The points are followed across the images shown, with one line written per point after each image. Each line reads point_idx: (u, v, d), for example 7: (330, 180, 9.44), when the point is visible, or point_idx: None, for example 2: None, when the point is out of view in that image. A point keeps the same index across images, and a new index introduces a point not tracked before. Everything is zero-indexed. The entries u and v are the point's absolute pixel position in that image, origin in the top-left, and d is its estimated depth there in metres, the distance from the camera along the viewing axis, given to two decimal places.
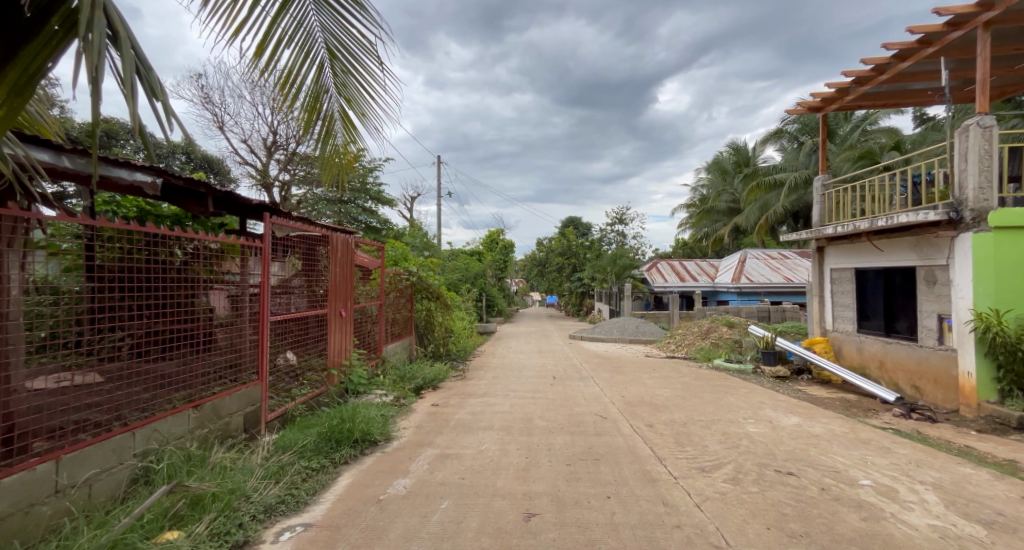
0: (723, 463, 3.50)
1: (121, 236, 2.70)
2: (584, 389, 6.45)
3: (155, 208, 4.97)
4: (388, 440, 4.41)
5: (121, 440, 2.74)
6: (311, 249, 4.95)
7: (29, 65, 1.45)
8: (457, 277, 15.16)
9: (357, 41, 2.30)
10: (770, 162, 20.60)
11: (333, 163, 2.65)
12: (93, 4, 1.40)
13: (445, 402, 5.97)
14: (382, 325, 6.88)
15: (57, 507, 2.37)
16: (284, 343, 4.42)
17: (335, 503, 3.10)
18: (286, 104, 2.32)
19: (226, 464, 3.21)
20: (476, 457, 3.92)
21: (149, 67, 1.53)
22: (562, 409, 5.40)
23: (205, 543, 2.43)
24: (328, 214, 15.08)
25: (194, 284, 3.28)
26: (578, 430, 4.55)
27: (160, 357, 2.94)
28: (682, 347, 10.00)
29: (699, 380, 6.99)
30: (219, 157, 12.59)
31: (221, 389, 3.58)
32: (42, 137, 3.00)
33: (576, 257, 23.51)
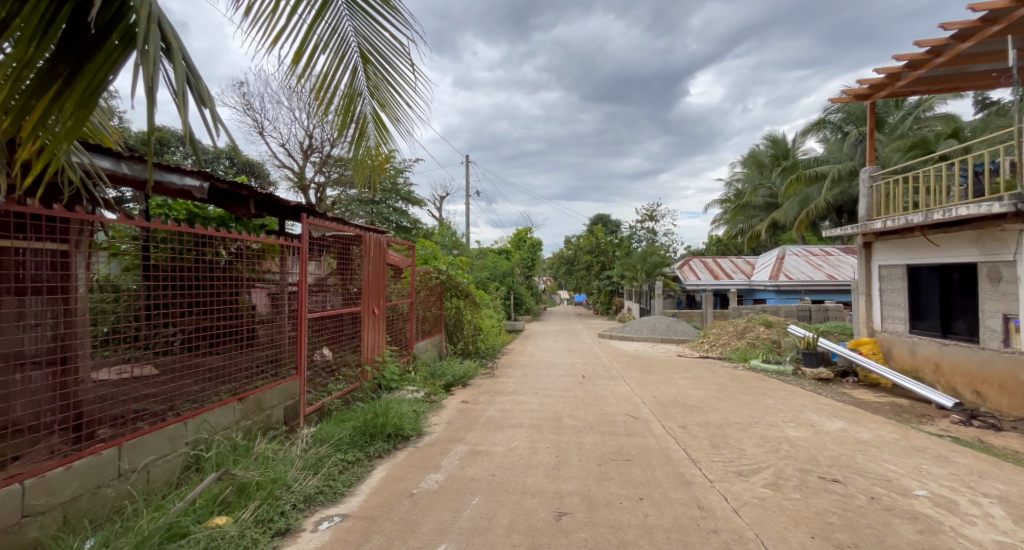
0: (762, 468, 3.38)
1: (173, 237, 2.86)
2: (614, 389, 6.37)
3: (202, 210, 5.24)
4: (420, 436, 4.49)
5: (175, 430, 2.90)
6: (345, 249, 5.09)
7: (92, 78, 1.55)
8: (485, 275, 15.27)
9: (389, 45, 2.39)
10: (811, 154, 19.67)
11: (366, 165, 2.71)
12: (148, 18, 1.49)
13: (475, 399, 6.02)
14: (412, 322, 7.01)
15: (121, 489, 2.55)
16: (321, 340, 4.57)
17: (370, 495, 3.19)
18: (322, 108, 2.39)
19: (268, 454, 3.35)
20: (506, 454, 3.94)
21: (199, 77, 1.61)
22: (592, 408, 5.35)
23: (251, 529, 2.55)
24: (361, 215, 15.50)
25: (238, 283, 3.45)
26: (608, 429, 4.51)
27: (209, 352, 3.10)
28: (716, 348, 9.72)
29: (735, 381, 6.77)
30: (259, 161, 13.14)
31: (263, 383, 3.74)
32: (104, 146, 3.22)
33: (606, 255, 23.24)
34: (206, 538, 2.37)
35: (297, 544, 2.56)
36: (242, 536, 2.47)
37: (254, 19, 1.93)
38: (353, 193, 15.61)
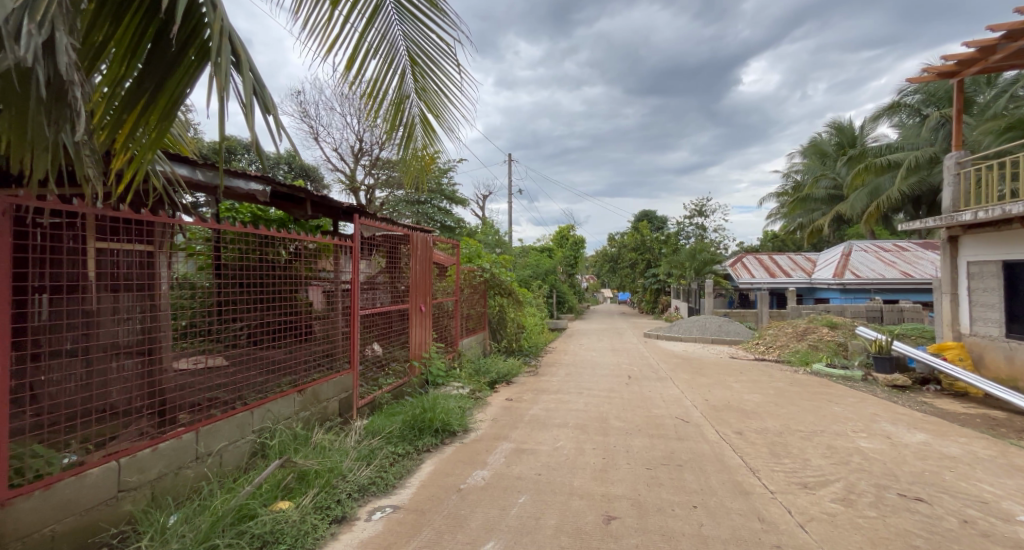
0: (830, 481, 3.15)
1: (241, 238, 3.06)
2: (662, 390, 6.18)
3: (265, 212, 5.59)
4: (466, 432, 4.56)
5: (244, 418, 3.11)
6: (394, 248, 5.25)
7: (172, 94, 1.69)
8: (528, 273, 15.29)
9: (436, 46, 2.44)
10: (883, 141, 18.15)
11: (413, 166, 2.76)
12: (220, 33, 1.59)
13: (518, 397, 6.03)
14: (457, 319, 7.13)
15: (199, 471, 2.76)
16: (372, 336, 4.73)
17: (420, 488, 3.27)
18: (373, 113, 2.47)
19: (325, 443, 3.52)
20: (552, 454, 3.92)
21: (265, 87, 1.70)
22: (640, 410, 5.22)
23: (311, 514, 2.69)
24: (407, 215, 15.97)
25: (296, 281, 3.64)
26: (658, 433, 4.37)
27: (271, 346, 3.29)
28: (774, 349, 9.18)
29: (796, 386, 6.37)
30: (314, 165, 13.83)
31: (319, 375, 3.92)
32: (182, 154, 3.49)
33: (652, 252, 22.58)
34: (272, 521, 2.53)
35: (353, 532, 2.67)
36: (303, 521, 2.61)
37: (311, 31, 2.04)
38: (400, 193, 16.10)
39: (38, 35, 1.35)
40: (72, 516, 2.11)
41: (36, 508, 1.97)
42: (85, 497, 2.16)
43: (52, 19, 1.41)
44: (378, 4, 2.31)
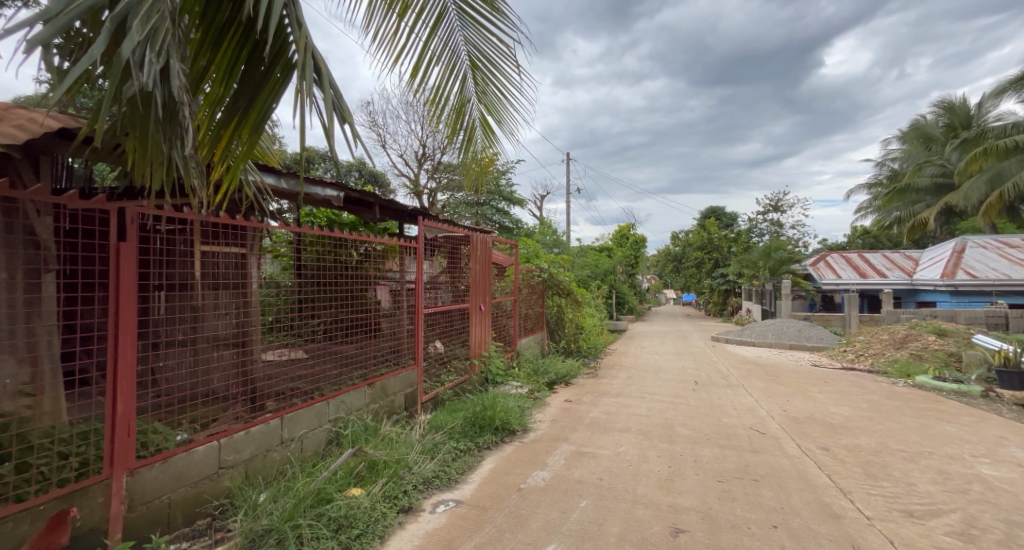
0: (943, 511, 2.79)
1: (319, 240, 3.26)
2: (734, 398, 5.81)
3: (338, 216, 5.96)
4: (526, 431, 4.56)
5: (321, 408, 3.33)
6: (455, 248, 5.38)
7: (261, 109, 1.85)
8: (586, 273, 15.14)
9: (497, 49, 2.47)
10: (1005, 120, 15.81)
11: (473, 168, 2.80)
12: (304, 51, 1.71)
13: (578, 399, 5.94)
14: (516, 319, 7.18)
15: (283, 454, 3.00)
16: (434, 333, 4.88)
17: (481, 485, 3.31)
18: (435, 119, 2.54)
19: (393, 435, 3.67)
20: (613, 459, 3.82)
21: (342, 99, 1.82)
22: (708, 418, 4.95)
23: (380, 503, 2.82)
24: (467, 217, 16.36)
25: (366, 280, 3.83)
26: (729, 443, 4.12)
27: (344, 341, 3.49)
28: (866, 359, 8.31)
29: (894, 399, 5.72)
30: (382, 171, 14.63)
31: (387, 370, 4.11)
32: (269, 164, 3.82)
33: (720, 251, 21.34)
34: (346, 506, 2.68)
35: (418, 523, 2.76)
36: (373, 509, 2.74)
37: (380, 45, 2.15)
38: (461, 195, 16.52)
39: (157, 63, 1.52)
40: (183, 487, 2.39)
41: (155, 478, 2.26)
42: (193, 471, 2.43)
43: (167, 48, 1.59)
44: (442, 11, 2.38)
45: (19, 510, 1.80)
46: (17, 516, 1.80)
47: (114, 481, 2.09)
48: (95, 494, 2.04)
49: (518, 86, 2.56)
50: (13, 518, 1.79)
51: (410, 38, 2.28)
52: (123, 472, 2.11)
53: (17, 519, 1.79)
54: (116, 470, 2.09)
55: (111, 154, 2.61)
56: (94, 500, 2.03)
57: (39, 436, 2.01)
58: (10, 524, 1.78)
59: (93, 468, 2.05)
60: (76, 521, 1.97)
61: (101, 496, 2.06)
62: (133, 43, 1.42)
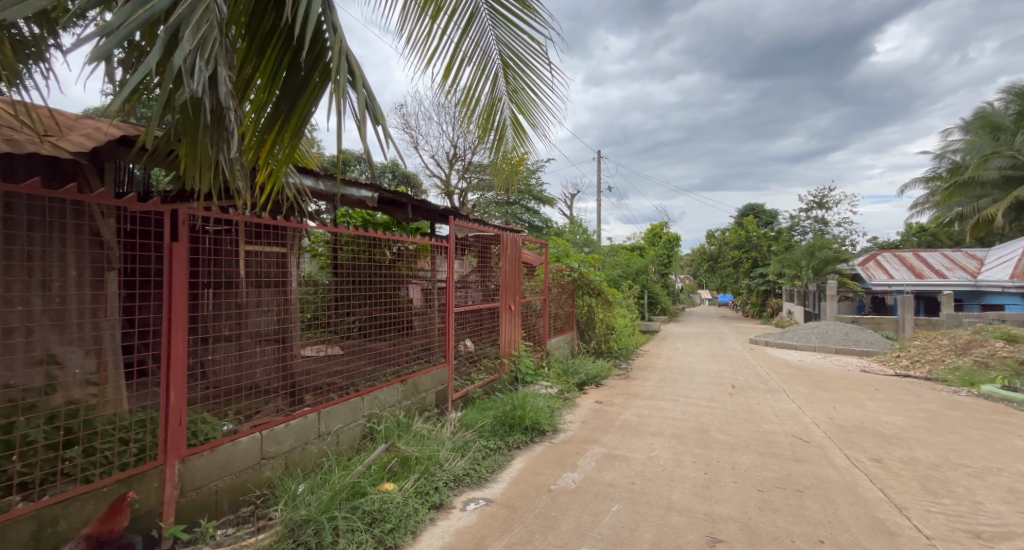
0: (1014, 534, 2.56)
1: (354, 239, 3.33)
2: (774, 403, 5.57)
3: (372, 216, 6.10)
4: (556, 432, 4.51)
5: (356, 403, 3.41)
6: (485, 248, 5.39)
7: (300, 112, 1.90)
8: (617, 273, 14.92)
9: (529, 48, 2.44)
10: None
11: (503, 168, 2.78)
12: (340, 53, 1.74)
13: (609, 400, 5.84)
14: (546, 318, 7.13)
15: (320, 447, 3.08)
16: (464, 332, 4.91)
17: (511, 485, 3.30)
18: (466, 119, 2.53)
19: (424, 431, 3.71)
20: (646, 463, 3.73)
21: (376, 100, 1.84)
22: (746, 423, 4.76)
23: (412, 498, 2.85)
24: (497, 217, 16.45)
25: (398, 279, 3.88)
26: (770, 451, 3.94)
27: (377, 338, 3.55)
28: (922, 365, 7.79)
29: (955, 410, 5.32)
30: (414, 172, 14.91)
31: (419, 367, 4.16)
32: (308, 167, 3.95)
33: (759, 250, 20.51)
34: (380, 500, 2.72)
35: (449, 520, 2.78)
36: (405, 504, 2.77)
37: (413, 48, 2.17)
38: (491, 195, 16.56)
39: (206, 69, 1.58)
40: (229, 475, 2.49)
41: (204, 466, 2.37)
42: (238, 460, 2.53)
43: (215, 56, 1.65)
44: (473, 11, 2.38)
45: (84, 492, 1.94)
46: (82, 498, 1.94)
47: (167, 468, 2.21)
48: (151, 478, 2.17)
49: (549, 84, 2.53)
50: (80, 499, 1.93)
51: (442, 40, 2.29)
52: (175, 459, 2.23)
53: (83, 499, 1.94)
54: (169, 457, 2.21)
55: (165, 159, 2.75)
56: (149, 484, 2.15)
57: (103, 422, 2.15)
58: (77, 504, 1.92)
59: (149, 454, 2.18)
60: (133, 504, 2.11)
61: (155, 480, 2.18)
62: (184, 51, 1.48)
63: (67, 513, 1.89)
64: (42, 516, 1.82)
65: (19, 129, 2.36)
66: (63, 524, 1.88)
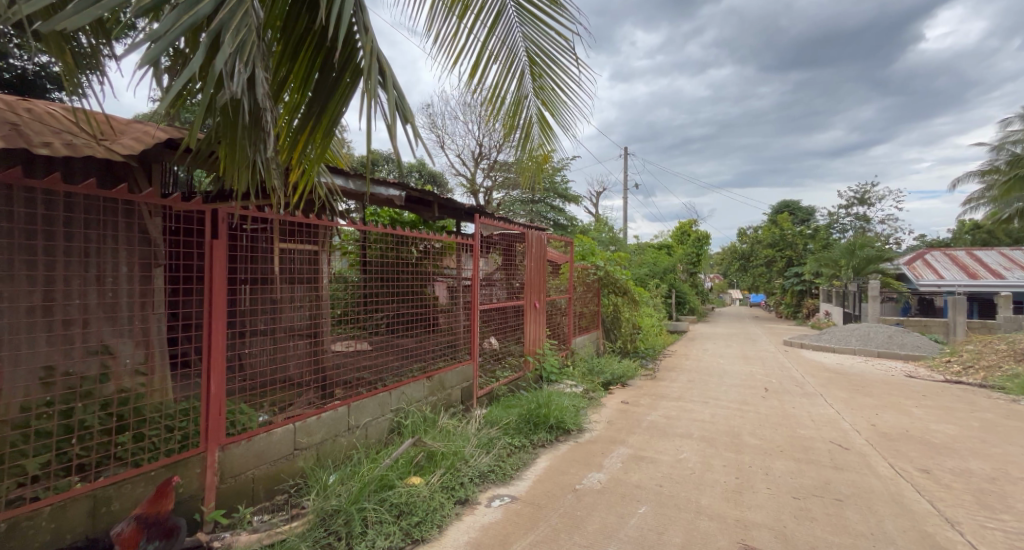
0: None
1: (383, 237, 3.37)
2: (810, 408, 5.35)
3: (399, 215, 6.21)
4: (581, 432, 4.46)
5: (384, 398, 3.46)
6: (509, 246, 5.38)
7: (333, 111, 1.93)
8: (643, 272, 14.68)
9: (556, 44, 2.41)
10: None
11: (529, 166, 2.75)
12: (371, 54, 1.76)
13: (636, 401, 5.74)
14: (571, 317, 7.07)
15: (350, 440, 3.15)
16: (489, 330, 4.92)
17: (536, 483, 3.29)
18: (493, 117, 2.52)
19: (450, 427, 3.73)
20: (674, 465, 3.64)
21: (405, 99, 1.85)
22: (780, 428, 4.59)
23: (438, 493, 2.87)
24: (521, 215, 16.46)
25: (425, 276, 3.92)
26: (806, 457, 3.79)
27: (404, 335, 3.60)
28: (975, 372, 7.32)
29: (1013, 420, 4.98)
30: (439, 171, 15.07)
31: (445, 364, 4.19)
32: (339, 167, 4.03)
33: (794, 249, 19.75)
34: (407, 493, 2.75)
35: (475, 516, 2.79)
36: (432, 498, 2.80)
37: (440, 47, 2.18)
38: (516, 193, 16.54)
39: (245, 71, 1.63)
40: (264, 464, 2.57)
41: (242, 454, 2.46)
42: (273, 450, 2.61)
43: (253, 59, 1.70)
44: (500, 8, 2.37)
45: (134, 475, 2.05)
46: (133, 480, 2.05)
47: (209, 455, 2.31)
48: (194, 464, 2.27)
49: (576, 80, 2.49)
50: (131, 481, 2.04)
51: (469, 38, 2.29)
52: (216, 447, 2.33)
53: (133, 482, 2.05)
54: (210, 444, 2.30)
55: (206, 160, 2.86)
56: (192, 470, 2.26)
57: (151, 409, 2.26)
58: (128, 486, 2.03)
59: (192, 441, 2.27)
60: (178, 487, 2.21)
61: (198, 466, 2.28)
62: (225, 54, 1.52)
63: (120, 493, 2.01)
64: (98, 496, 1.93)
65: (76, 134, 2.49)
66: (116, 504, 2.00)
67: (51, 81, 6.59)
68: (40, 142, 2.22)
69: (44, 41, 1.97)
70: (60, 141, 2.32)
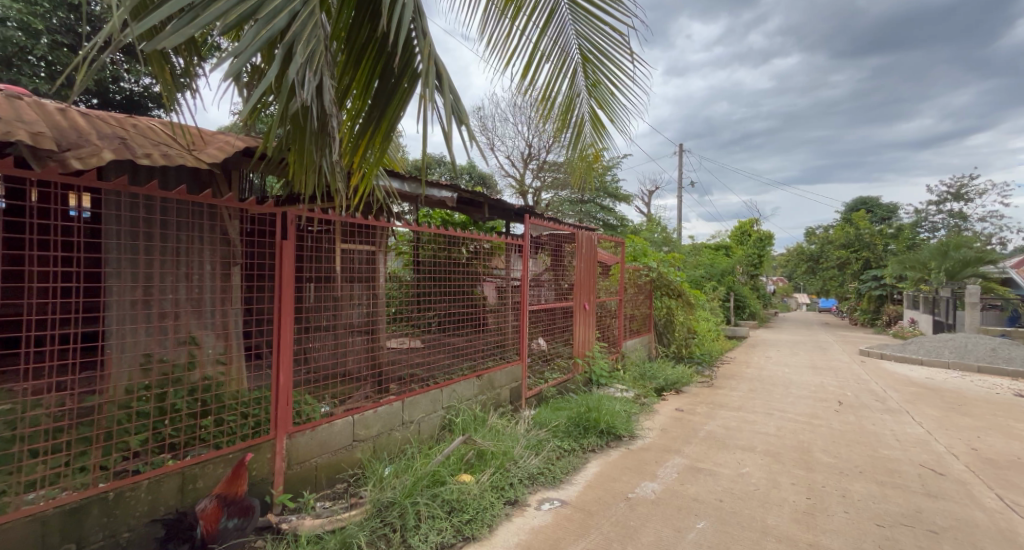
0: None
1: (435, 237, 3.41)
2: (893, 426, 4.84)
3: (450, 216, 6.31)
4: (633, 438, 4.30)
5: (436, 395, 3.51)
6: (559, 246, 5.30)
7: (392, 115, 1.97)
8: (699, 274, 14.03)
9: (611, 40, 2.33)
10: None
11: (581, 166, 2.68)
12: (429, 60, 1.78)
13: (691, 409, 5.47)
14: (622, 320, 6.87)
15: (403, 435, 3.22)
16: (537, 330, 4.88)
17: (586, 488, 3.20)
18: (544, 117, 2.48)
19: (499, 427, 3.72)
20: (735, 480, 3.42)
21: (461, 101, 1.86)
22: (858, 446, 4.18)
23: (488, 492, 2.87)
24: (570, 215, 16.24)
25: (475, 277, 3.93)
26: (891, 480, 3.42)
27: (454, 334, 3.63)
28: None
29: None
30: (489, 173, 15.23)
31: (494, 364, 4.19)
32: (394, 169, 4.13)
33: (872, 250, 18.06)
34: (458, 490, 2.76)
35: (524, 517, 2.76)
36: (482, 497, 2.79)
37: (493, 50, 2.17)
38: (565, 193, 16.37)
39: (314, 80, 1.69)
40: (326, 453, 2.69)
41: (306, 443, 2.58)
42: (333, 440, 2.72)
43: (321, 68, 1.76)
44: (554, 6, 2.32)
45: (216, 456, 2.21)
46: (214, 460, 2.21)
47: (278, 442, 2.44)
48: (266, 449, 2.41)
49: (632, 77, 2.40)
50: (212, 461, 2.20)
51: (521, 40, 2.26)
52: (284, 435, 2.46)
53: (215, 462, 2.21)
54: (279, 432, 2.44)
55: (277, 166, 3.04)
56: (264, 454, 2.40)
57: (229, 396, 2.43)
58: (211, 466, 2.20)
59: (264, 428, 2.42)
60: (251, 470, 2.36)
61: (269, 452, 2.43)
62: (298, 63, 1.59)
63: (204, 472, 2.17)
64: (186, 473, 2.10)
65: (171, 145, 2.72)
66: (201, 482, 2.16)
67: (152, 100, 7.31)
68: (143, 153, 2.46)
69: (147, 62, 2.17)
70: (158, 152, 2.55)
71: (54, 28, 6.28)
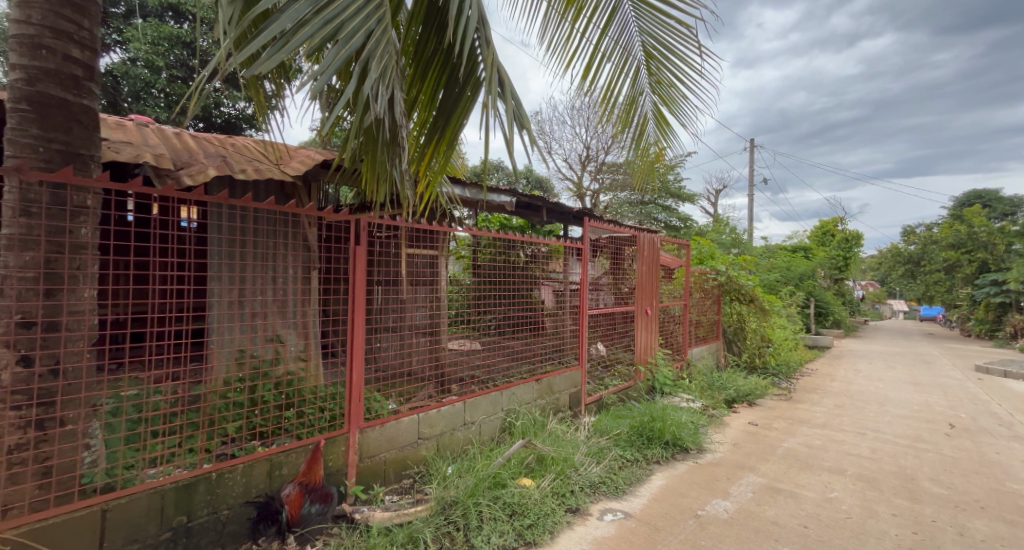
0: None
1: (493, 241, 3.43)
2: (1020, 456, 4.17)
3: (508, 221, 6.33)
4: (702, 452, 4.05)
5: (496, 397, 3.53)
6: (619, 249, 5.13)
7: (456, 121, 2.01)
8: (773, 278, 13.04)
9: (677, 33, 2.22)
10: None
11: (644, 166, 2.58)
12: (492, 67, 1.80)
13: (766, 424, 5.06)
14: (687, 326, 6.53)
15: (465, 436, 3.26)
16: (596, 336, 4.78)
17: (651, 502, 3.05)
18: (605, 118, 2.42)
19: (559, 432, 3.65)
20: (821, 505, 3.11)
21: (524, 105, 1.86)
22: (976, 478, 3.64)
23: (549, 497, 2.82)
24: (631, 217, 15.76)
25: (532, 280, 3.92)
26: (1019, 520, 2.95)
27: (511, 337, 3.63)
28: None
29: None
30: (546, 176, 15.21)
31: (552, 368, 4.14)
32: (455, 176, 4.24)
33: (988, 251, 15.77)
34: (519, 495, 2.74)
35: (586, 527, 2.68)
36: (543, 502, 2.76)
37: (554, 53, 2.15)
38: (625, 195, 15.94)
39: (387, 93, 1.77)
40: (394, 449, 2.79)
41: (376, 438, 2.69)
42: (400, 437, 2.82)
43: (393, 82, 1.84)
44: (616, 4, 2.25)
45: (298, 445, 2.35)
46: (297, 449, 2.36)
47: (351, 435, 2.56)
48: (340, 442, 2.54)
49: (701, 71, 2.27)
50: (295, 450, 2.35)
51: (582, 41, 2.22)
52: (357, 429, 2.58)
53: (298, 451, 2.35)
54: (352, 427, 2.56)
55: (350, 176, 3.21)
56: (338, 447, 2.53)
57: (309, 391, 2.59)
58: (294, 455, 2.34)
59: (338, 422, 2.56)
60: (327, 461, 2.50)
61: (342, 445, 2.56)
62: (372, 79, 1.67)
63: (288, 460, 2.32)
64: (274, 460, 2.26)
65: (262, 160, 2.97)
66: (286, 469, 2.31)
67: (246, 122, 8.04)
68: (239, 169, 2.71)
69: (244, 87, 2.40)
70: (252, 167, 2.80)
71: (170, 63, 7.10)
